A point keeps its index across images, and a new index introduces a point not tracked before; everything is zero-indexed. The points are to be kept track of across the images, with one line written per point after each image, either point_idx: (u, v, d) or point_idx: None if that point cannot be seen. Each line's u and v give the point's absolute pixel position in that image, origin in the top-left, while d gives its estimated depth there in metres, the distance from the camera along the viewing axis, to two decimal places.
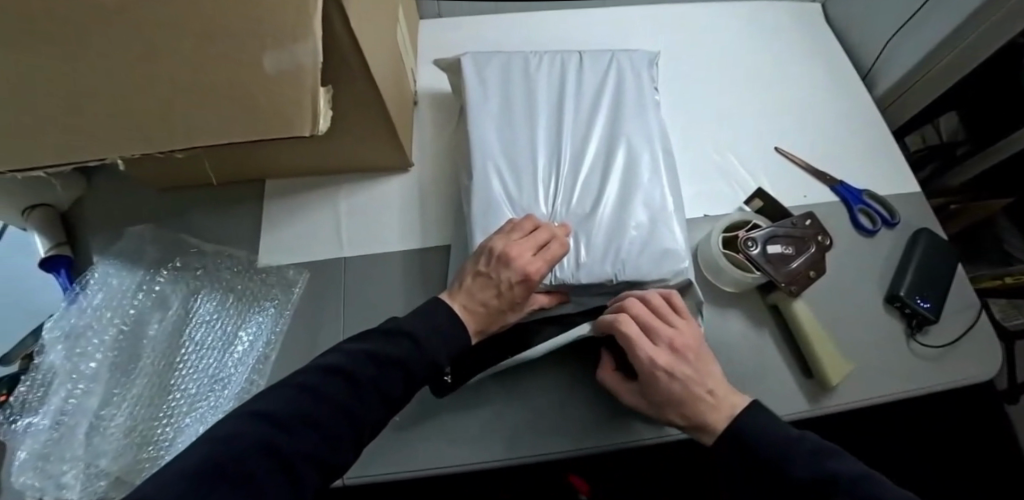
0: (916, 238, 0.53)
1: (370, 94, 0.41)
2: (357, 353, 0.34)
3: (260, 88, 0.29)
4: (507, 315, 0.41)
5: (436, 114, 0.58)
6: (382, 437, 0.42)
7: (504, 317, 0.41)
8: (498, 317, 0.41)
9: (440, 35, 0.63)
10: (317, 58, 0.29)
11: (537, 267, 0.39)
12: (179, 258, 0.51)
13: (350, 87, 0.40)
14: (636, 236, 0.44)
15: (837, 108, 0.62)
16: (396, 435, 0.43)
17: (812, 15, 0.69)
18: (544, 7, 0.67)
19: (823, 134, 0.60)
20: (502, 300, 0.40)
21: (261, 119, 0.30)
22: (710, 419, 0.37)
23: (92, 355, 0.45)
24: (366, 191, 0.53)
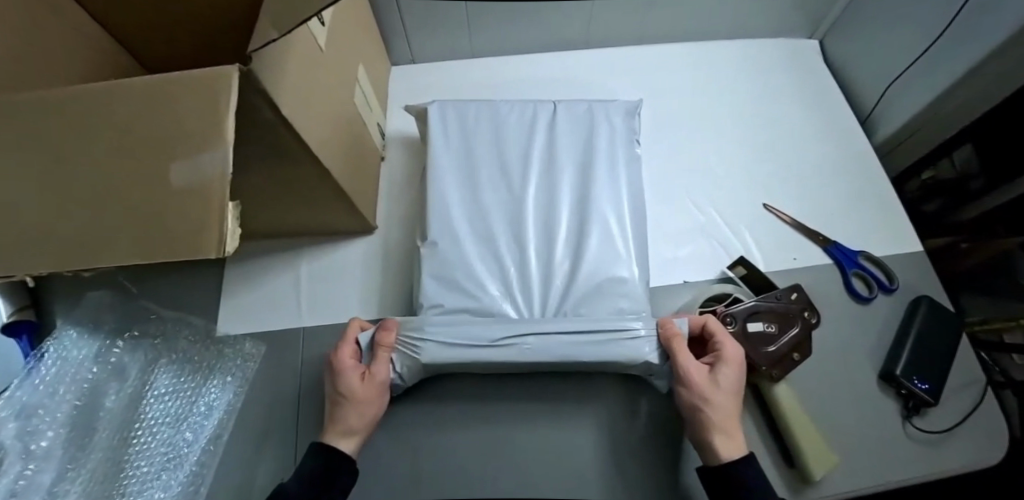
0: (916, 307, 0.49)
1: (317, 173, 0.39)
2: None
3: (170, 199, 0.27)
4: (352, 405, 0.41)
5: (404, 170, 0.56)
6: None
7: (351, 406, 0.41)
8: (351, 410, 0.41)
9: (414, 86, 0.62)
10: (228, 168, 0.27)
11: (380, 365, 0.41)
12: (138, 327, 0.50)
13: (297, 167, 0.39)
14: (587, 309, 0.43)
15: (831, 160, 0.58)
16: None
17: (804, 56, 0.67)
18: (523, 53, 0.64)
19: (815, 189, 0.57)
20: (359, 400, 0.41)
21: (162, 232, 0.27)
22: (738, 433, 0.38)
23: (44, 432, 0.44)
24: (329, 255, 0.52)
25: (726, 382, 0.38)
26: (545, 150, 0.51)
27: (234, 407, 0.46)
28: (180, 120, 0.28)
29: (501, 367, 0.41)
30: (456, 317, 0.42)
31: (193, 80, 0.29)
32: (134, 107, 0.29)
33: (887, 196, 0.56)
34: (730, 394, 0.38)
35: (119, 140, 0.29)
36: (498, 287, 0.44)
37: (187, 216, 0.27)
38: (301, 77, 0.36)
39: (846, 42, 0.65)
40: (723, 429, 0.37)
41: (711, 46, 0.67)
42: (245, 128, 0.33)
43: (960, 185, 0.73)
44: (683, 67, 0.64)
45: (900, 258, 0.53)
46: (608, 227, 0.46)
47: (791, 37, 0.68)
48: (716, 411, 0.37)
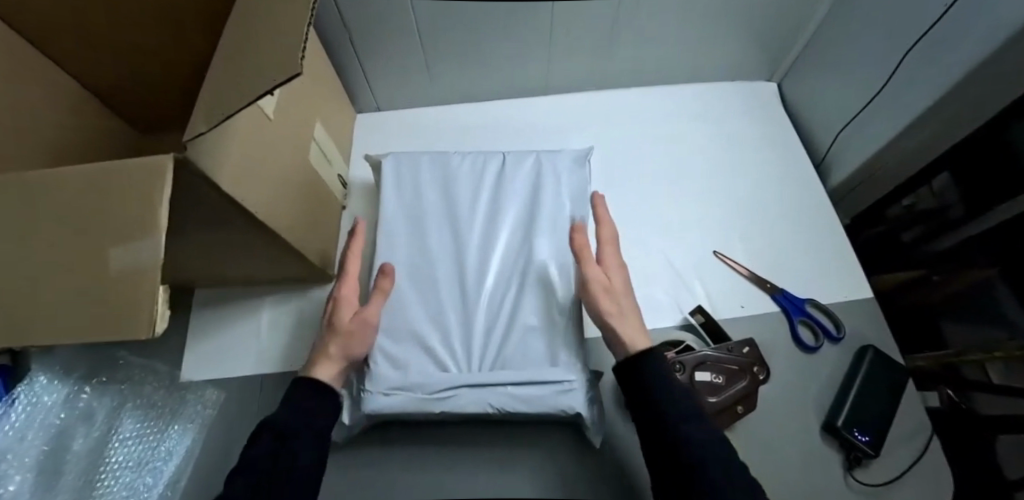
0: (862, 356, 0.50)
1: (267, 238, 0.42)
2: None
3: (108, 282, 0.29)
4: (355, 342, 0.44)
5: (365, 218, 0.59)
6: None
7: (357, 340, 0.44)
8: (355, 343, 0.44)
9: (379, 133, 0.64)
10: (161, 256, 0.29)
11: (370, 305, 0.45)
12: (106, 373, 0.52)
13: (245, 232, 0.41)
14: (521, 360, 0.43)
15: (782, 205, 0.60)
16: None
17: (763, 99, 0.68)
18: (486, 101, 0.66)
19: (765, 235, 0.58)
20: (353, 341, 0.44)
21: (100, 314, 0.29)
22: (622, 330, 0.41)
23: (10, 477, 0.45)
24: (289, 303, 0.53)
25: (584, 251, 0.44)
26: (494, 200, 0.52)
27: (195, 449, 0.48)
28: (116, 205, 0.30)
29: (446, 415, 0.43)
30: (396, 367, 0.43)
31: (127, 169, 0.30)
32: (77, 192, 0.31)
33: (835, 242, 0.58)
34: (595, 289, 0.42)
35: (64, 223, 0.30)
36: (440, 336, 0.46)
37: (122, 300, 0.29)
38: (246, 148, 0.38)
39: (801, 86, 0.66)
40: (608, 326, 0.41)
41: (669, 91, 0.68)
42: (189, 205, 0.35)
43: (938, 214, 0.65)
44: (640, 113, 0.66)
45: (847, 306, 0.54)
46: (549, 278, 0.47)
47: (750, 79, 0.70)
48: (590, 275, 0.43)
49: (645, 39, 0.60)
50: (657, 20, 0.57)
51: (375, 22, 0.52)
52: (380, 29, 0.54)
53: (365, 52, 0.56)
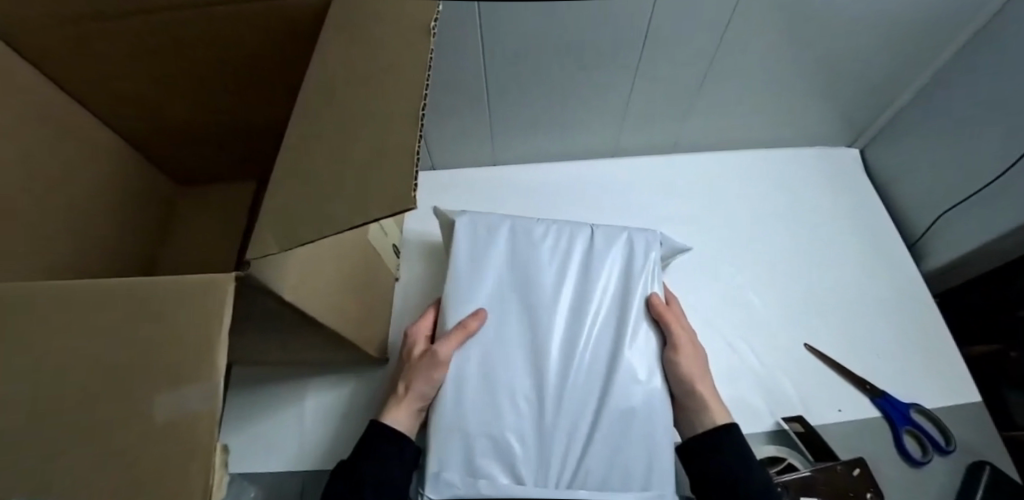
0: (979, 476, 0.44)
1: (330, 336, 0.37)
2: None
3: (146, 428, 0.24)
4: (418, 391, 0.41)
5: (421, 291, 0.55)
6: None
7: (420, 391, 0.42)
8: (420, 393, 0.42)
9: (436, 194, 0.61)
10: (219, 406, 0.24)
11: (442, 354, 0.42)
12: None
13: (303, 332, 0.36)
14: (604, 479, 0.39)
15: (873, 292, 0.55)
16: None
17: (844, 168, 0.64)
18: (549, 164, 0.63)
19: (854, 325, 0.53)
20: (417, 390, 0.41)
21: (129, 471, 0.24)
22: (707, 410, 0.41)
23: None
24: (342, 387, 0.49)
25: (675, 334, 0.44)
26: (580, 286, 0.47)
27: None
28: (168, 331, 0.26)
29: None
30: (464, 473, 0.38)
31: (195, 288, 0.26)
32: (121, 312, 0.27)
33: (930, 335, 0.53)
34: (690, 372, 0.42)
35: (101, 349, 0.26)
36: (514, 435, 0.40)
37: (166, 456, 0.24)
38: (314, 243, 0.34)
39: (888, 155, 0.62)
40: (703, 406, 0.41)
41: (742, 157, 0.65)
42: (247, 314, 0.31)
43: None
44: (713, 181, 0.62)
45: (958, 414, 0.48)
46: (641, 369, 0.42)
47: (829, 145, 0.66)
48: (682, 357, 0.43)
49: (726, 107, 0.57)
50: (743, 89, 0.54)
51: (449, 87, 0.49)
52: (452, 92, 0.50)
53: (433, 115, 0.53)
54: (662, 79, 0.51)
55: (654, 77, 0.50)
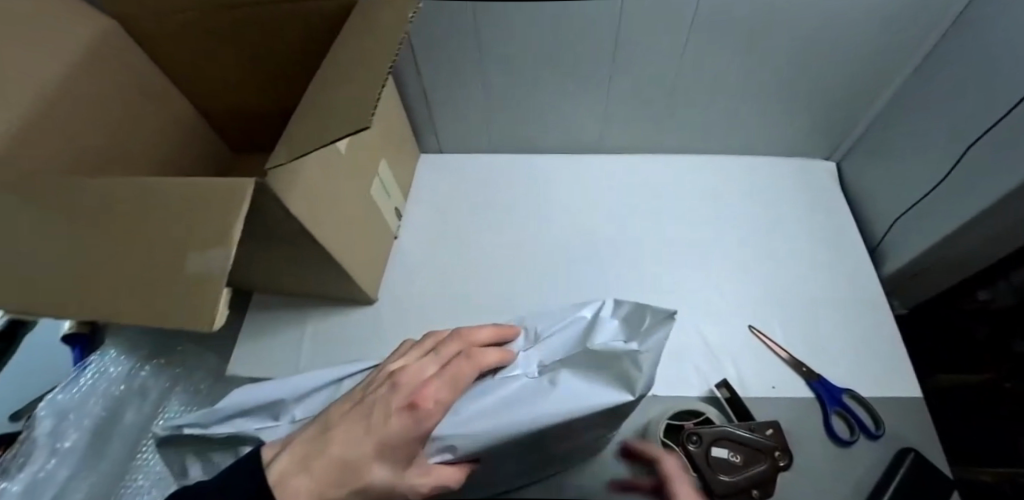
0: (901, 460, 0.46)
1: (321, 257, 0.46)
2: None
3: (181, 278, 0.34)
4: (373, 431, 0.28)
5: (415, 247, 0.63)
6: None
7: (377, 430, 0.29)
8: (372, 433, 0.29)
9: (440, 171, 0.70)
10: (226, 267, 0.34)
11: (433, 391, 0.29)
12: (165, 356, 0.58)
13: (302, 251, 0.45)
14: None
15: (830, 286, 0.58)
16: None
17: (822, 178, 0.68)
18: (544, 153, 0.70)
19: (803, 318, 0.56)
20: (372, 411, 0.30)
21: (166, 304, 0.34)
22: None
23: (69, 435, 0.52)
24: (336, 318, 0.58)
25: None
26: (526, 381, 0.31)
27: None
28: (203, 215, 0.36)
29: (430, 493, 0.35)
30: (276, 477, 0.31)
31: (226, 188, 0.37)
32: (176, 201, 0.38)
33: (883, 337, 0.54)
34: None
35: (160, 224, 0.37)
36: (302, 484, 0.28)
37: (188, 297, 0.34)
38: (320, 178, 0.43)
39: (864, 167, 0.65)
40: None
41: (722, 161, 0.70)
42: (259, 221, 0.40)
43: None
44: (691, 179, 0.68)
45: (892, 406, 0.50)
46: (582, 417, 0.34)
47: (810, 156, 0.70)
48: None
49: (698, 108, 0.63)
50: (715, 93, 0.61)
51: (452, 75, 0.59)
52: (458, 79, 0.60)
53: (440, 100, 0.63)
54: (635, 78, 0.58)
55: (629, 76, 0.58)
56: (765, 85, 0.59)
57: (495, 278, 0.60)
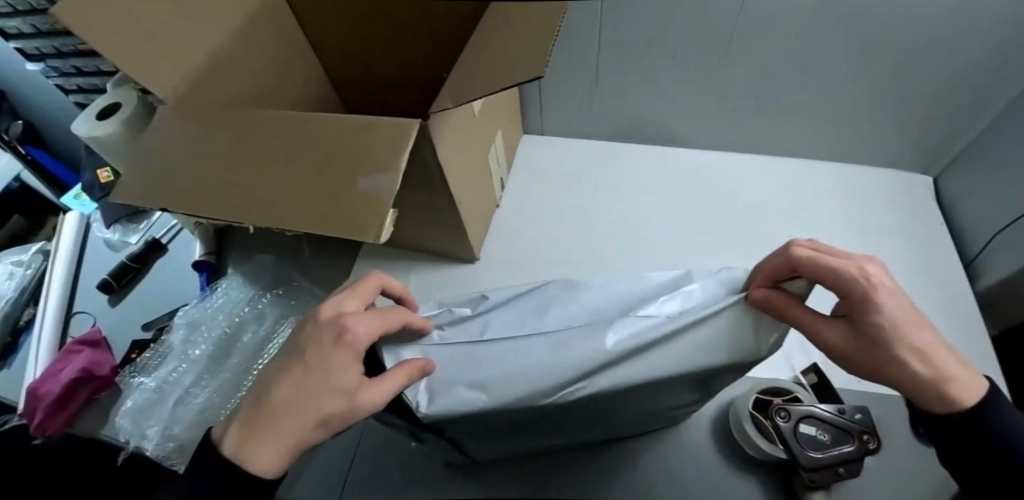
0: None
1: (448, 208, 0.53)
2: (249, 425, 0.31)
3: (353, 198, 0.39)
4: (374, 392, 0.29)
5: (512, 219, 0.70)
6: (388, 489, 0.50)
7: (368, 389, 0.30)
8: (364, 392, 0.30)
9: (538, 152, 0.77)
10: (393, 191, 0.38)
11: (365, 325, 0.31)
12: (282, 288, 0.63)
13: (440, 201, 0.52)
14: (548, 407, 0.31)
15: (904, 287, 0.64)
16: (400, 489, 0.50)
17: (911, 192, 0.72)
18: (638, 145, 0.78)
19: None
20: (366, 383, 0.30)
21: (341, 220, 0.39)
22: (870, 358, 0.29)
23: (199, 344, 0.59)
24: (441, 269, 0.65)
25: (875, 268, 0.28)
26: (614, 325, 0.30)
27: None
28: (371, 147, 0.41)
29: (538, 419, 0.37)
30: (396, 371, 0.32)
31: (392, 125, 0.41)
32: (344, 134, 0.42)
33: (962, 346, 0.58)
34: (906, 319, 0.28)
35: (332, 153, 0.42)
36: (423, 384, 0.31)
37: (360, 215, 0.38)
38: (456, 132, 0.48)
39: (959, 183, 0.68)
40: (908, 359, 0.28)
41: (805, 165, 0.76)
42: (412, 165, 0.47)
43: None
44: (777, 180, 0.74)
45: None
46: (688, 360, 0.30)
47: (901, 170, 0.74)
48: (880, 290, 0.27)
49: (798, 115, 0.69)
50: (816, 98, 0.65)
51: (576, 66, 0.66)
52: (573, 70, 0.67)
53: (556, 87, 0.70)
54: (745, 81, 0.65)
55: (738, 79, 0.64)
56: (868, 97, 0.64)
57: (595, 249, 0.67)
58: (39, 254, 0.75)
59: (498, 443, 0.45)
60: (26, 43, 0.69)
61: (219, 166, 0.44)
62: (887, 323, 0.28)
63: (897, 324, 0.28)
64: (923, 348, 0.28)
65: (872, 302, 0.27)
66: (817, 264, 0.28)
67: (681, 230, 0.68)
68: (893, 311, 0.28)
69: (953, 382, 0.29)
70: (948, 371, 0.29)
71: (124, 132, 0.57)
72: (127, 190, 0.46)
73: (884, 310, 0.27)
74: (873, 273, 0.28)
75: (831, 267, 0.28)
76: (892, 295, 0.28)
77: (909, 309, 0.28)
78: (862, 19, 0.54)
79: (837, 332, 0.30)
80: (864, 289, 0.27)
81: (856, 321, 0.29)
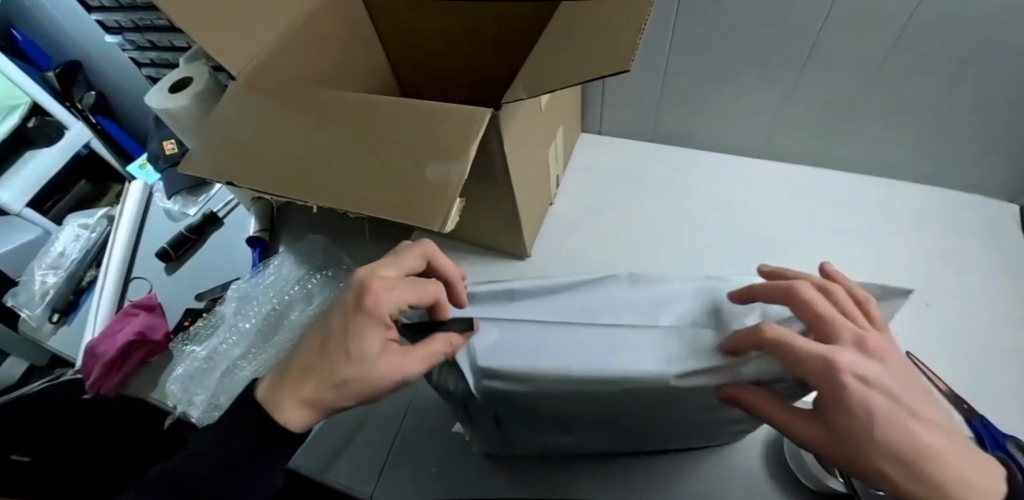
0: None
1: (506, 202, 0.52)
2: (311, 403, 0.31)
3: (420, 185, 0.39)
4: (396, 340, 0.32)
5: (565, 218, 0.69)
6: (427, 478, 0.50)
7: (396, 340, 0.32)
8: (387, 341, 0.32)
9: (593, 151, 0.76)
10: (463, 178, 0.37)
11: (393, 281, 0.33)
12: (330, 270, 0.63)
13: (500, 194, 0.51)
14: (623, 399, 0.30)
15: (984, 324, 0.60)
16: (438, 480, 0.50)
17: (994, 222, 0.67)
18: (697, 152, 0.76)
19: (961, 352, 0.58)
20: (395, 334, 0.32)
21: (407, 205, 0.38)
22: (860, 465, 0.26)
23: (249, 318, 0.60)
24: (489, 263, 0.64)
25: (859, 364, 0.25)
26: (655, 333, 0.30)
27: None
28: (440, 134, 0.40)
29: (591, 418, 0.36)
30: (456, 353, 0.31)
31: (462, 113, 0.41)
32: (413, 119, 0.42)
33: None
34: (891, 425, 0.24)
35: (399, 137, 0.41)
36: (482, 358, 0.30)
37: (427, 201, 0.38)
38: (521, 125, 0.48)
39: None
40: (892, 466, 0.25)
41: (873, 184, 0.72)
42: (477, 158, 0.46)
43: None
44: (844, 198, 0.70)
45: None
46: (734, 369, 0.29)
47: (984, 197, 0.69)
48: (855, 387, 0.24)
49: (874, 128, 0.65)
50: (894, 112, 0.62)
51: (642, 64, 0.65)
52: (638, 70, 0.66)
53: (619, 85, 0.68)
54: (820, 88, 0.62)
55: (813, 84, 0.61)
56: (955, 113, 0.59)
57: (648, 255, 0.65)
58: (104, 219, 0.78)
59: (541, 436, 0.44)
60: (107, 16, 0.72)
61: (287, 145, 0.45)
62: (864, 423, 0.24)
63: (882, 430, 0.24)
64: (922, 455, 0.24)
65: (842, 399, 0.24)
66: (791, 347, 0.25)
67: (740, 241, 0.66)
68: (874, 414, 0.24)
69: (959, 488, 0.24)
70: (959, 473, 0.24)
71: (194, 106, 0.59)
72: (194, 160, 0.48)
73: (859, 412, 0.24)
74: (851, 366, 0.24)
75: (803, 349, 0.25)
76: (877, 393, 0.24)
77: (902, 414, 0.24)
78: (963, 27, 0.50)
79: (813, 428, 0.28)
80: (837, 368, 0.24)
81: (831, 417, 0.26)
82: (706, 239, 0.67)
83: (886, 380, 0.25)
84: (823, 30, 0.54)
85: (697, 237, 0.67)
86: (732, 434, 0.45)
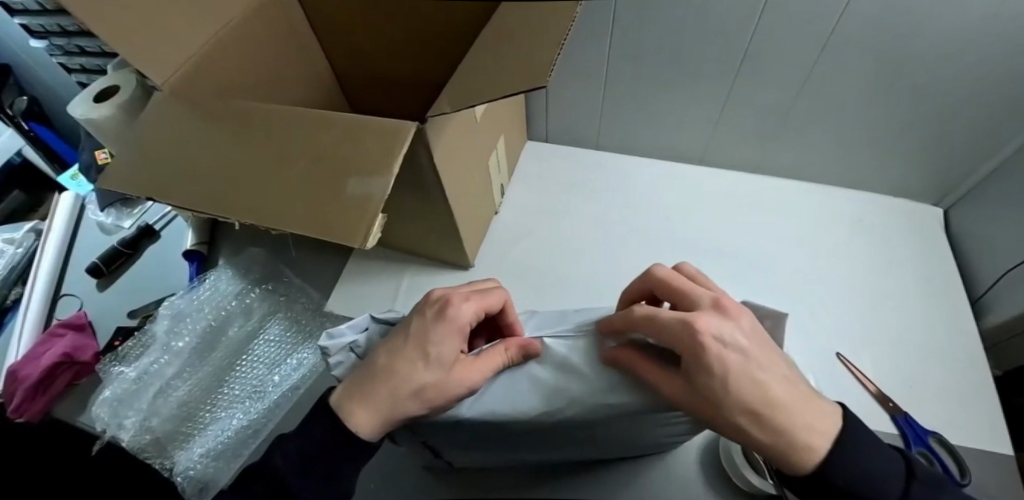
0: None
1: (442, 213, 0.52)
2: (290, 452, 0.32)
3: (347, 202, 0.38)
4: (427, 340, 0.32)
5: (511, 225, 0.69)
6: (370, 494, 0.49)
7: (424, 343, 0.32)
8: (417, 345, 0.33)
9: (540, 158, 0.78)
10: (387, 195, 0.36)
11: (459, 294, 0.35)
12: (271, 283, 0.63)
13: (434, 206, 0.51)
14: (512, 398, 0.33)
15: (910, 320, 0.63)
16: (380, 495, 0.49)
17: (920, 225, 0.71)
18: (641, 159, 0.78)
19: (890, 350, 0.60)
20: (422, 329, 0.33)
21: (334, 224, 0.37)
22: (757, 421, 0.28)
23: (183, 336, 0.58)
24: (435, 272, 0.64)
25: (714, 324, 0.29)
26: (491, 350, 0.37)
27: (313, 373, 0.57)
28: (368, 150, 0.39)
29: (509, 430, 0.35)
30: (350, 351, 0.36)
31: (392, 129, 0.39)
32: (343, 135, 0.41)
33: (965, 386, 0.57)
34: (738, 377, 0.28)
35: (329, 154, 0.40)
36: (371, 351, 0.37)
37: (352, 219, 0.37)
38: (457, 138, 0.47)
39: (970, 221, 0.67)
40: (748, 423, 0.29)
41: (809, 189, 0.75)
42: (409, 173, 0.46)
43: None
44: (781, 202, 0.73)
45: (980, 449, 0.53)
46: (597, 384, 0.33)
47: (911, 201, 0.74)
48: (709, 344, 0.28)
49: (809, 135, 0.68)
50: (824, 120, 0.65)
51: (586, 71, 0.65)
52: (582, 78, 0.67)
53: (561, 93, 0.70)
54: (755, 96, 0.64)
55: (750, 93, 0.63)
56: (882, 118, 0.62)
57: (595, 260, 0.66)
58: (31, 233, 0.74)
59: (475, 453, 0.45)
60: (31, 20, 0.68)
61: (214, 162, 0.43)
62: (719, 384, 0.28)
63: (731, 386, 0.28)
64: (772, 404, 0.28)
65: (696, 354, 0.28)
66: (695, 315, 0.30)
67: (683, 245, 0.68)
68: (721, 375, 0.28)
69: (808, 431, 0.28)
70: (808, 419, 0.28)
71: (119, 117, 0.56)
72: (112, 178, 0.45)
73: (714, 368, 0.28)
74: (707, 327, 0.29)
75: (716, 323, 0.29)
76: (732, 351, 0.28)
77: (751, 368, 0.28)
78: (884, 37, 0.52)
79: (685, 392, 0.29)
80: (689, 345, 0.29)
81: (691, 376, 0.29)
82: (653, 243, 0.68)
83: (739, 338, 0.29)
84: (754, 39, 0.55)
85: (640, 241, 0.68)
86: (665, 444, 0.47)
